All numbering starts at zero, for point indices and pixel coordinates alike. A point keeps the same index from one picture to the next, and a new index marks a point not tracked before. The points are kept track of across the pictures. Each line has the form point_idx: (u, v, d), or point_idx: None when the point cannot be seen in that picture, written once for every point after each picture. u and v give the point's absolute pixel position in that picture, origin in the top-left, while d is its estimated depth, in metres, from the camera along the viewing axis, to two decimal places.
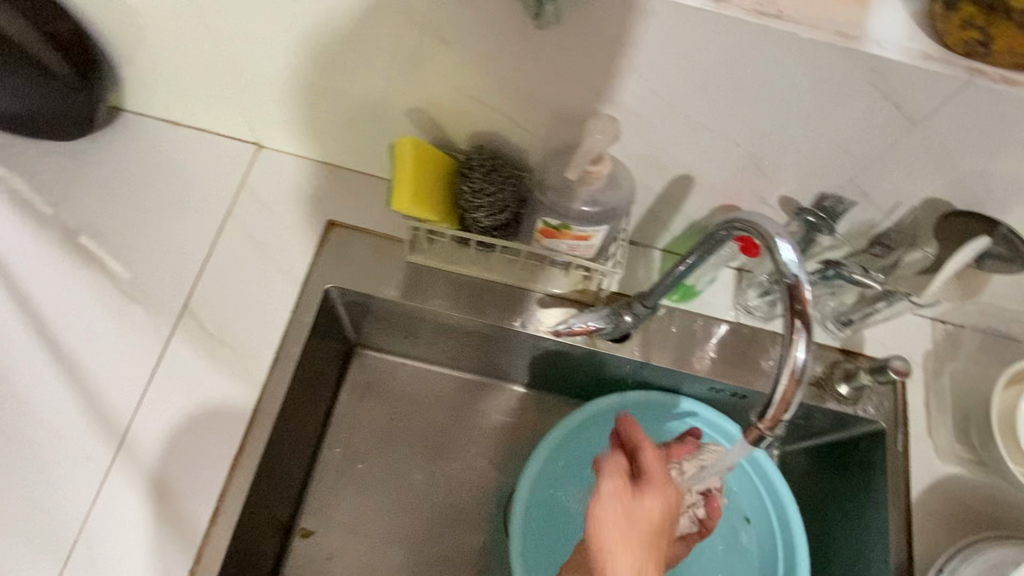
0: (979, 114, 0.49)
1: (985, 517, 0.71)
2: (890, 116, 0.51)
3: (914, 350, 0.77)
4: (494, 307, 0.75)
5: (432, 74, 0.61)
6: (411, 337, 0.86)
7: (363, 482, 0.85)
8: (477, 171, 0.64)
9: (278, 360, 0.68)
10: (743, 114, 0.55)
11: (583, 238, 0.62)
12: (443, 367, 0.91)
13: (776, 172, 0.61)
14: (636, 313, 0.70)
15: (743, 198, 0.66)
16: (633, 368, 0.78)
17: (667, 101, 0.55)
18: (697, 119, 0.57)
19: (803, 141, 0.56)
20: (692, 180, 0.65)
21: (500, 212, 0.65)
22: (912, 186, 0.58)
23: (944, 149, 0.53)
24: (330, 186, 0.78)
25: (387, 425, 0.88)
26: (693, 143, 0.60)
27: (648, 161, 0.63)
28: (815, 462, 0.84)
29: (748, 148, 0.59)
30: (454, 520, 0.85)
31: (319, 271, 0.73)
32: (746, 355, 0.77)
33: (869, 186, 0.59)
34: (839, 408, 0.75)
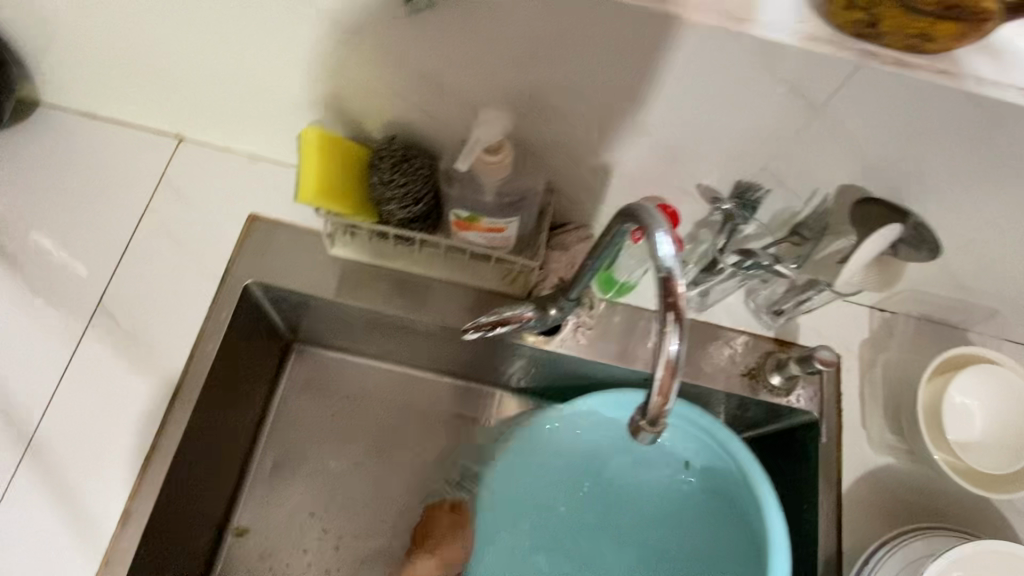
0: (876, 98, 0.48)
1: (914, 505, 0.70)
2: (788, 100, 0.50)
3: (849, 337, 0.76)
4: (420, 304, 0.74)
5: (337, 63, 0.59)
6: (346, 333, 0.83)
7: (298, 479, 0.83)
8: (387, 162, 0.62)
9: (194, 357, 0.67)
10: (648, 100, 0.53)
11: (497, 230, 0.61)
12: (384, 361, 0.88)
13: (692, 161, 0.60)
14: (561, 306, 0.69)
15: (665, 187, 0.64)
16: (564, 362, 0.76)
17: (569, 89, 0.54)
18: (602, 107, 0.55)
19: (711, 127, 0.55)
20: (612, 168, 0.63)
21: (413, 204, 0.63)
22: (822, 171, 0.57)
23: (850, 134, 0.52)
24: (254, 178, 0.76)
25: (324, 425, 0.85)
26: (606, 130, 0.58)
27: (566, 149, 0.62)
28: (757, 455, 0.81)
29: (662, 135, 0.57)
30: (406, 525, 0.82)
31: (239, 266, 0.72)
32: (677, 345, 0.75)
33: (783, 172, 0.58)
34: (772, 399, 0.73)
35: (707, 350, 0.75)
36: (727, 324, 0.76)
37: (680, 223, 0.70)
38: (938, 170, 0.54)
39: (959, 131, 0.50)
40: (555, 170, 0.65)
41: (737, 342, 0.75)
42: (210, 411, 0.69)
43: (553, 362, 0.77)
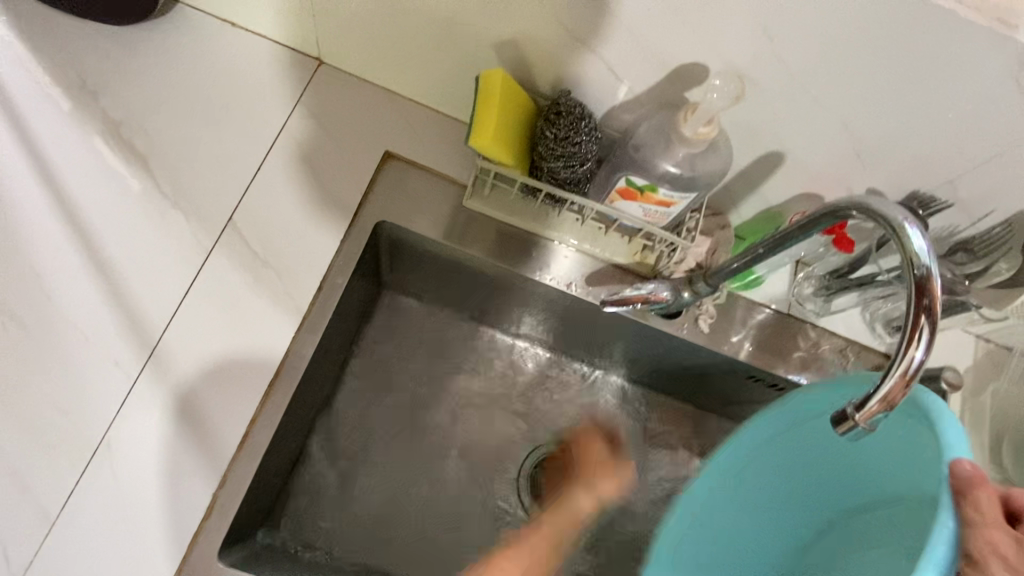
0: None
1: None
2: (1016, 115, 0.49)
3: (958, 364, 0.77)
4: (543, 268, 0.72)
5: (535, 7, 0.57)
6: (451, 283, 0.78)
7: (379, 431, 0.77)
8: (563, 118, 0.60)
9: (324, 288, 0.65)
10: (863, 94, 0.52)
11: (666, 204, 0.60)
12: (474, 323, 0.83)
13: (875, 164, 0.59)
14: (695, 291, 0.68)
15: (831, 187, 0.63)
16: (676, 348, 0.75)
17: (783, 71, 0.53)
18: (809, 96, 0.54)
19: (916, 132, 0.54)
20: (785, 159, 0.62)
21: (578, 165, 0.62)
22: (1009, 196, 0.56)
23: None
24: (391, 114, 0.73)
25: (412, 376, 0.80)
26: (800, 119, 0.57)
27: (745, 132, 0.60)
28: None
29: (857, 133, 0.56)
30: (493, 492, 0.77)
31: (372, 203, 0.70)
32: (791, 345, 0.75)
33: (966, 189, 0.58)
34: None
35: (820, 355, 0.75)
36: (842, 333, 0.76)
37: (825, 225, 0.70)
38: None
39: None
40: None
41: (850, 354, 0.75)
42: (325, 347, 0.68)
43: (666, 345, 0.76)
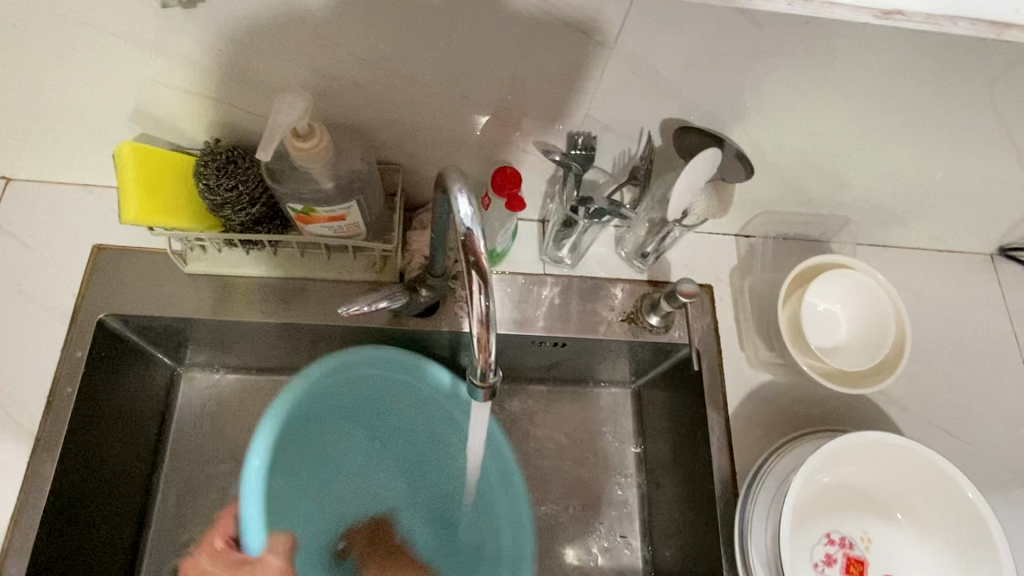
0: (657, 26, 0.50)
1: (798, 412, 0.73)
2: (580, 38, 0.51)
3: (720, 267, 0.79)
4: (295, 307, 0.71)
5: (136, 74, 0.57)
6: (228, 346, 0.77)
7: (206, 517, 0.75)
8: (211, 166, 0.60)
9: (54, 400, 0.64)
10: (453, 61, 0.54)
11: (339, 218, 0.60)
12: (281, 373, 0.82)
13: (519, 116, 0.60)
14: (428, 286, 0.68)
15: (504, 148, 0.65)
16: (453, 340, 0.76)
17: (373, 61, 0.54)
18: (415, 75, 0.56)
19: (523, 78, 0.56)
20: (448, 137, 0.63)
21: (249, 206, 0.61)
22: (640, 108, 0.59)
23: (648, 64, 0.54)
24: (94, 210, 0.73)
25: (229, 450, 0.78)
26: (427, 98, 0.58)
27: (395, 124, 0.62)
28: (659, 395, 0.82)
29: (481, 95, 0.58)
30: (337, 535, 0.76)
31: (90, 301, 0.69)
32: (552, 301, 0.76)
33: (603, 114, 0.59)
34: (653, 337, 0.76)
35: (583, 302, 0.77)
36: (601, 274, 0.78)
37: (534, 183, 0.71)
38: (743, 89, 0.57)
39: (749, 45, 0.51)
40: (393, 147, 0.65)
41: (615, 290, 0.77)
42: (84, 456, 0.67)
43: (443, 342, 0.76)
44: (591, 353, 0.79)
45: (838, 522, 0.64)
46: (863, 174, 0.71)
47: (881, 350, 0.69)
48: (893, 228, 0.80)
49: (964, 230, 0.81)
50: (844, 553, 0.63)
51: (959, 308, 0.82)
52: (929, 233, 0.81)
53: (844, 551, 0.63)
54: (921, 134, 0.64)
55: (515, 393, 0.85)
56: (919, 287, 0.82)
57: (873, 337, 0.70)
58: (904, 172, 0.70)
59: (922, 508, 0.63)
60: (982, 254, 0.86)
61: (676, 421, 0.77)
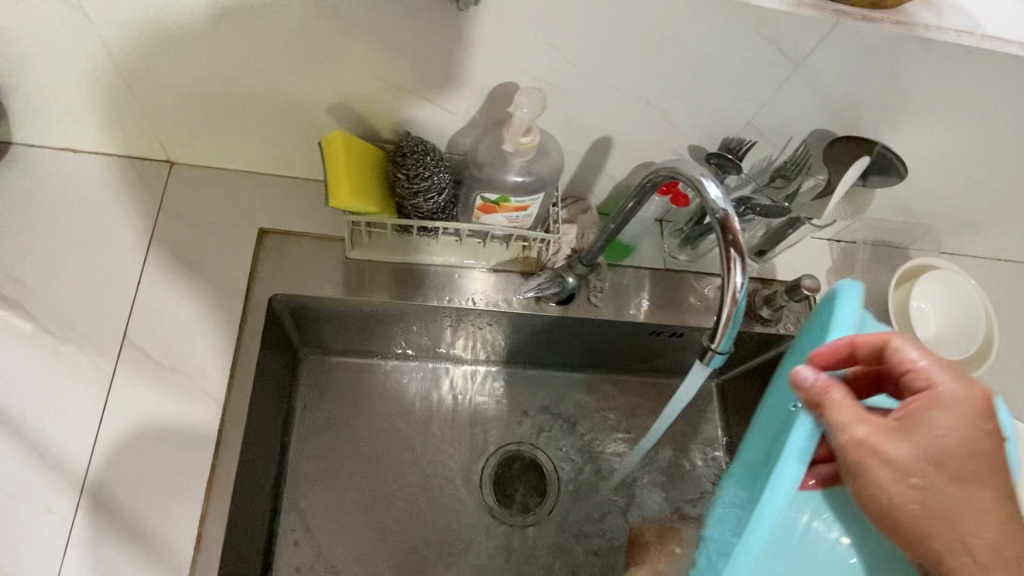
0: (844, 54, 0.57)
1: None
2: (773, 59, 0.58)
3: (819, 268, 0.87)
4: (444, 292, 0.77)
5: (353, 72, 0.62)
6: (362, 332, 0.85)
7: (337, 486, 0.82)
8: (410, 157, 0.65)
9: (235, 374, 0.68)
10: (653, 73, 0.60)
11: (522, 209, 0.66)
12: (399, 359, 0.91)
13: (687, 125, 0.67)
14: (577, 273, 0.75)
15: (661, 153, 0.71)
16: (576, 328, 0.83)
17: (581, 70, 0.60)
18: (612, 83, 0.61)
19: (706, 93, 0.63)
20: (615, 141, 0.70)
21: (438, 195, 0.67)
22: (798, 122, 0.66)
23: (823, 85, 0.61)
24: (255, 196, 0.77)
25: (356, 426, 0.86)
26: (613, 105, 0.64)
27: (573, 127, 0.68)
28: (743, 385, 0.93)
29: (662, 105, 0.64)
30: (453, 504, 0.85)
31: (260, 280, 0.73)
32: (675, 294, 0.83)
33: (763, 126, 0.67)
34: (764, 329, 0.83)
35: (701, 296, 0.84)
36: (716, 272, 0.85)
37: None
38: (891, 108, 0.64)
39: (917, 69, 0.59)
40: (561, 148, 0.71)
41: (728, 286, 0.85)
42: (253, 430, 0.70)
43: (572, 326, 0.82)
44: (692, 347, 0.87)
45: None
46: (960, 190, 0.80)
47: (973, 340, 0.78)
48: (966, 237, 0.90)
49: (1022, 241, 0.92)
50: None
51: (1016, 312, 0.92)
52: (993, 243, 0.92)
53: None
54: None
55: (608, 379, 0.96)
56: None
57: (966, 328, 0.79)
58: (995, 189, 0.80)
59: None
60: None
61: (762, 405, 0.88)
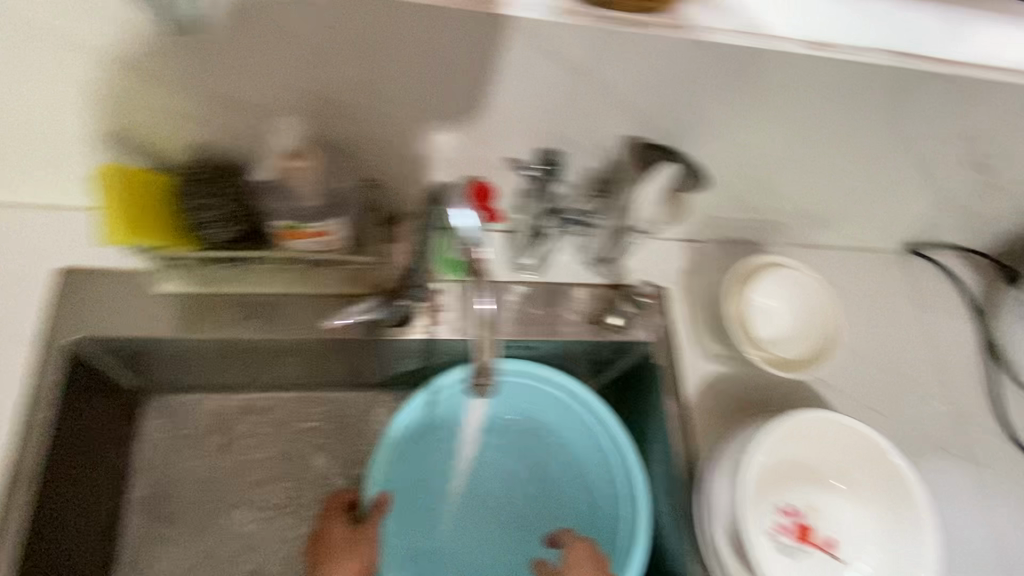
0: (623, 60, 0.55)
1: (748, 400, 0.81)
2: (554, 69, 0.56)
3: (673, 270, 0.86)
4: (272, 325, 0.73)
5: (115, 99, 0.57)
6: (200, 369, 0.80)
7: (180, 533, 0.79)
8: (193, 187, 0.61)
9: (24, 429, 0.63)
10: (435, 86, 0.57)
11: (322, 234, 0.62)
12: (252, 390, 0.85)
13: (495, 137, 0.64)
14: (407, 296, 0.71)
15: (480, 165, 0.69)
16: (426, 349, 0.79)
17: (359, 87, 0.57)
18: (397, 98, 0.58)
19: (499, 104, 0.60)
20: (426, 156, 0.67)
21: (231, 225, 0.63)
22: (605, 127, 0.64)
23: (614, 91, 0.59)
24: (56, 232, 0.71)
25: (201, 467, 0.82)
26: (408, 120, 0.61)
27: (375, 144, 0.64)
28: (617, 392, 0.91)
29: (459, 118, 0.61)
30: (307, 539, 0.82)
31: (57, 324, 0.68)
32: (523, 306, 0.80)
33: (571, 133, 0.64)
34: (616, 338, 0.81)
35: (552, 306, 0.82)
36: (567, 280, 0.83)
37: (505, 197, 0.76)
38: (696, 110, 0.63)
39: (706, 71, 0.57)
40: (373, 165, 0.67)
41: (580, 295, 0.83)
42: (54, 487, 0.65)
43: (419, 348, 0.78)
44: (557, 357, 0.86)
45: (786, 494, 0.72)
46: (796, 186, 0.79)
47: (811, 338, 0.78)
48: (819, 230, 0.89)
49: (877, 230, 0.92)
50: (793, 520, 0.71)
51: (875, 301, 0.92)
52: (848, 233, 0.91)
53: (792, 519, 0.71)
54: (845, 150, 0.72)
55: None
56: (842, 282, 0.92)
57: (805, 326, 0.79)
58: (831, 183, 0.79)
59: (857, 475, 0.72)
60: (893, 250, 0.97)
61: (633, 412, 0.87)
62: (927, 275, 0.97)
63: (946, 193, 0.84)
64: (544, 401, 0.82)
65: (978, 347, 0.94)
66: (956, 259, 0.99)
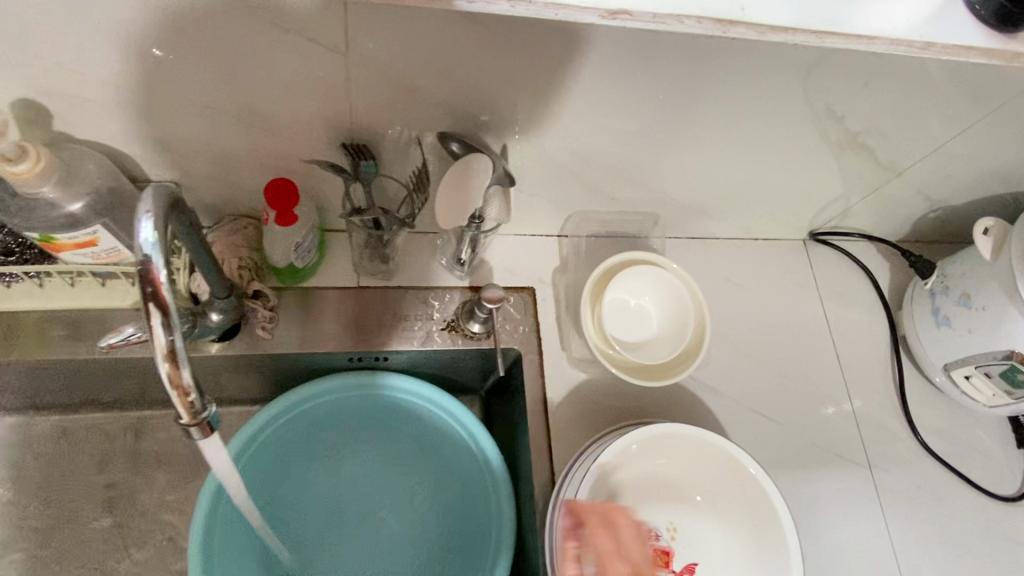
0: (389, 34, 0.48)
1: (619, 409, 0.74)
2: (315, 48, 0.49)
3: (543, 269, 0.79)
4: (77, 343, 0.67)
5: None
6: (28, 390, 0.75)
7: (9, 564, 0.75)
8: None
9: None
10: (188, 73, 0.51)
11: (88, 244, 0.55)
12: (100, 409, 0.81)
13: (288, 128, 0.58)
14: (219, 309, 0.64)
15: (287, 161, 0.62)
16: (263, 363, 0.73)
17: (98, 74, 0.50)
18: (151, 88, 0.52)
19: (275, 90, 0.53)
20: (221, 152, 0.60)
21: None
22: (409, 113, 0.57)
23: (397, 71, 0.52)
24: None
25: (39, 492, 0.78)
26: (178, 113, 0.55)
27: (155, 141, 0.58)
28: (493, 402, 0.84)
29: (236, 108, 0.55)
30: (150, 567, 0.77)
31: None
32: (370, 314, 0.74)
33: (373, 121, 0.58)
34: (474, 344, 0.75)
35: (403, 314, 0.74)
36: (421, 284, 0.76)
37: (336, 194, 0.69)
38: (504, 89, 0.56)
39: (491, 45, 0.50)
40: (166, 165, 0.61)
41: (434, 299, 0.76)
42: None
43: (255, 361, 0.72)
44: (419, 366, 0.78)
45: (645, 516, 0.66)
46: (662, 172, 0.72)
47: (684, 338, 0.71)
48: (705, 220, 0.82)
49: (770, 219, 0.84)
50: (650, 545, 0.65)
51: (774, 295, 0.85)
52: (739, 223, 0.84)
53: (650, 543, 0.65)
54: (701, 131, 0.65)
55: None
56: (734, 276, 0.85)
57: (677, 326, 0.72)
58: (700, 168, 0.72)
59: (721, 494, 0.65)
60: (797, 240, 0.90)
61: (504, 424, 0.81)
62: (833, 265, 0.89)
63: (835, 176, 0.77)
64: (384, 402, 0.78)
65: (886, 342, 0.86)
66: (866, 247, 0.91)
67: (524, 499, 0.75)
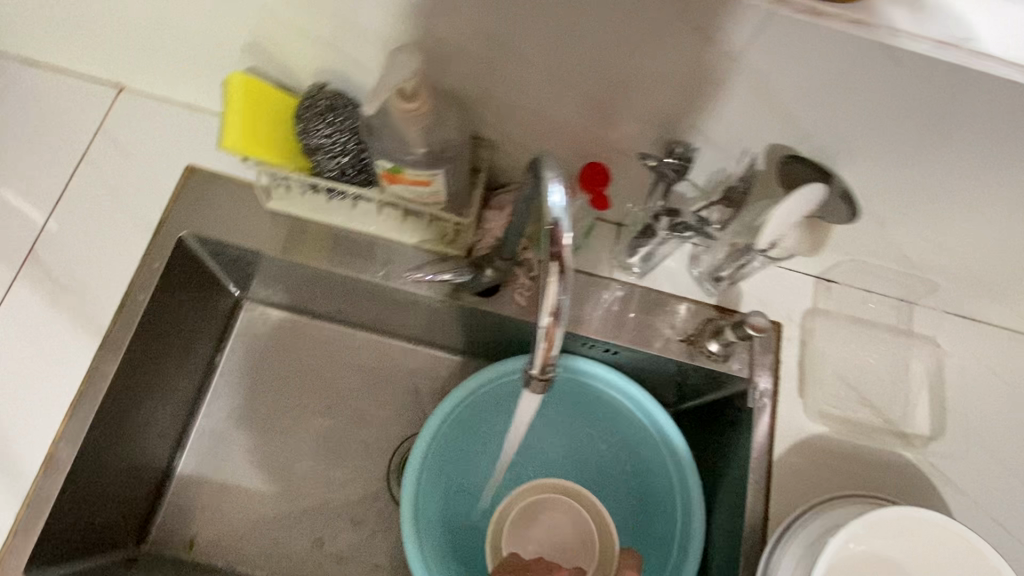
0: (789, 51, 0.48)
1: (846, 473, 0.70)
2: (704, 52, 0.50)
3: (794, 307, 0.76)
4: (357, 264, 0.73)
5: (259, 13, 0.58)
6: (294, 290, 0.84)
7: (241, 436, 0.84)
8: (311, 113, 0.61)
9: (125, 305, 0.69)
10: (568, 51, 0.53)
11: (423, 183, 0.60)
12: (338, 322, 0.90)
13: (624, 117, 0.59)
14: (496, 268, 0.67)
15: (603, 146, 0.64)
16: (506, 325, 0.76)
17: (485, 35, 0.53)
18: (526, 58, 0.55)
19: (636, 82, 0.55)
20: (551, 124, 0.63)
21: (341, 155, 0.63)
22: (751, 128, 0.57)
23: (769, 86, 0.52)
24: (195, 133, 0.77)
25: (276, 381, 0.87)
26: (533, 83, 0.58)
27: (499, 104, 0.62)
28: (697, 423, 0.83)
29: (590, 90, 0.57)
30: (352, 476, 0.84)
31: (174, 219, 0.73)
32: (615, 307, 0.75)
33: (711, 128, 0.58)
34: (709, 365, 0.73)
35: (647, 317, 0.74)
36: (669, 290, 0.76)
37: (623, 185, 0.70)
38: (861, 127, 0.54)
39: (885, 84, 0.48)
40: (493, 125, 0.65)
41: (679, 309, 0.75)
42: (140, 365, 0.71)
43: (500, 322, 0.76)
44: (643, 368, 0.78)
45: None
46: (968, 242, 0.67)
47: None
48: (987, 301, 0.76)
49: None
50: None
51: None
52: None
53: None
54: None
55: None
56: (999, 368, 0.77)
57: None
58: (1014, 248, 0.66)
59: None
60: None
61: (708, 449, 0.79)
62: None
63: None
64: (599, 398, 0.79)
65: None
66: None
67: (720, 533, 0.73)
